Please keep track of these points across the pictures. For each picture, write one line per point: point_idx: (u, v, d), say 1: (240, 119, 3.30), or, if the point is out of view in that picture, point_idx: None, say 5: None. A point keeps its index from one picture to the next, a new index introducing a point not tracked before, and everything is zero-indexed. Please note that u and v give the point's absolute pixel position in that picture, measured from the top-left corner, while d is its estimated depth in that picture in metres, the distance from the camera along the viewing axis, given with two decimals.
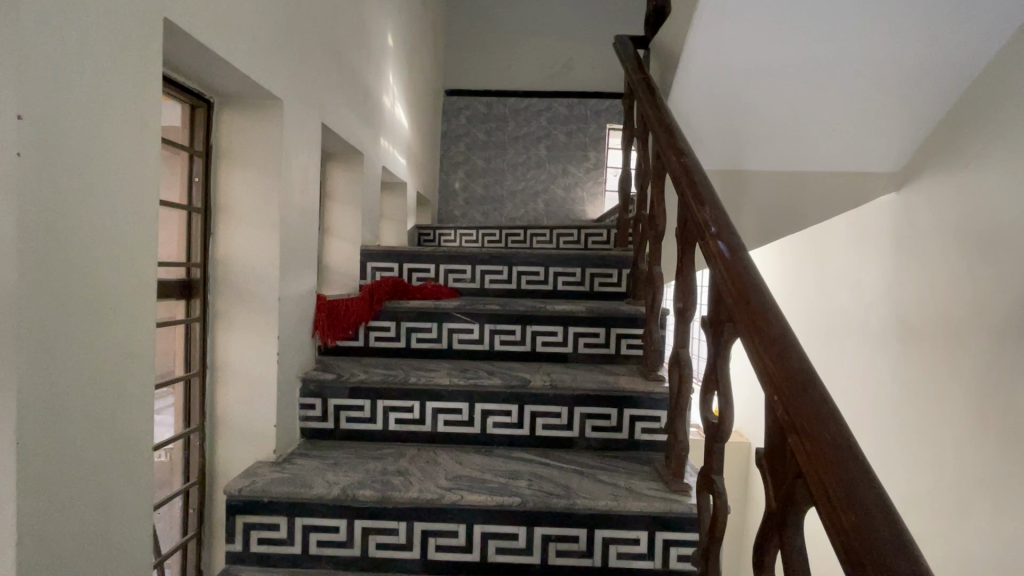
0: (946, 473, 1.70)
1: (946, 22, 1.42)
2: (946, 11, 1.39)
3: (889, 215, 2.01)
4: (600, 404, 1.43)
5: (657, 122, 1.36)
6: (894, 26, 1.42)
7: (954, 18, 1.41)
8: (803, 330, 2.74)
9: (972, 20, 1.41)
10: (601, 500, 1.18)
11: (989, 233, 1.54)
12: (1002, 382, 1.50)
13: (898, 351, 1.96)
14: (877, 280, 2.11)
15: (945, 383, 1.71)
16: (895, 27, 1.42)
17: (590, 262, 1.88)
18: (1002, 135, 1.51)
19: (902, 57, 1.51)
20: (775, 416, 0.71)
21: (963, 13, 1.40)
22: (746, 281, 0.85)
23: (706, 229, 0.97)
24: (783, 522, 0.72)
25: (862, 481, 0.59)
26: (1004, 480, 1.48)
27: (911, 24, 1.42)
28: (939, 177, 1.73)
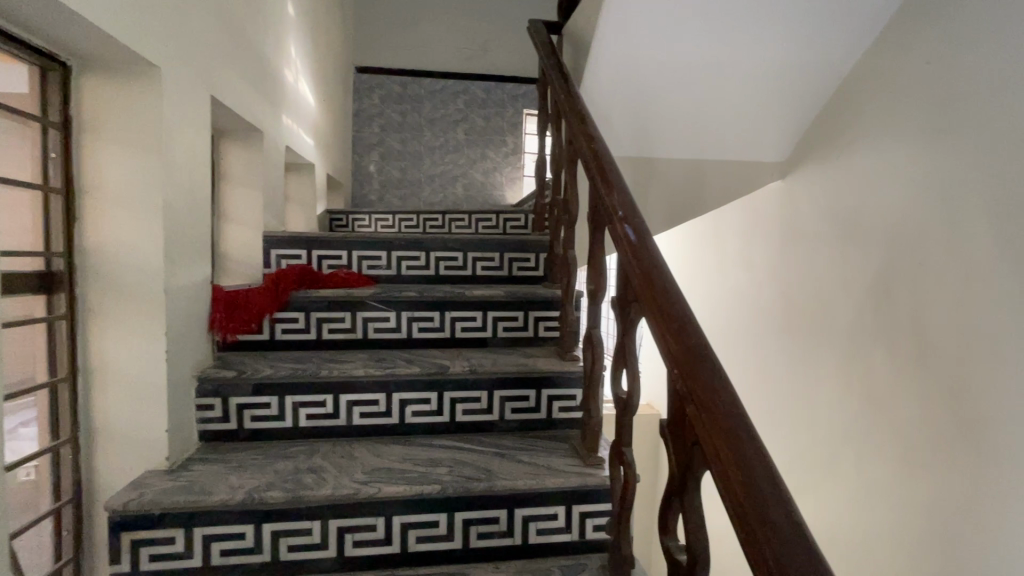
0: (822, 428, 1.93)
1: (816, 25, 1.59)
2: (815, 16, 1.56)
3: (776, 201, 2.21)
4: (520, 387, 1.45)
5: (568, 108, 1.38)
6: (773, 27, 1.57)
7: (821, 23, 1.58)
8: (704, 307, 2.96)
9: (837, 26, 1.60)
10: (521, 480, 1.20)
11: (855, 218, 1.75)
12: (865, 348, 1.72)
13: (782, 323, 2.18)
14: (764, 261, 2.32)
15: (821, 351, 1.94)
16: (776, 28, 1.57)
17: (508, 247, 1.89)
18: (866, 132, 1.71)
19: (782, 53, 1.67)
20: (676, 388, 0.76)
21: (828, 18, 1.57)
22: (650, 264, 0.89)
23: (615, 213, 1.00)
24: (683, 487, 0.77)
25: (748, 445, 0.65)
26: (867, 432, 1.71)
27: (789, 24, 1.56)
28: (817, 167, 1.94)
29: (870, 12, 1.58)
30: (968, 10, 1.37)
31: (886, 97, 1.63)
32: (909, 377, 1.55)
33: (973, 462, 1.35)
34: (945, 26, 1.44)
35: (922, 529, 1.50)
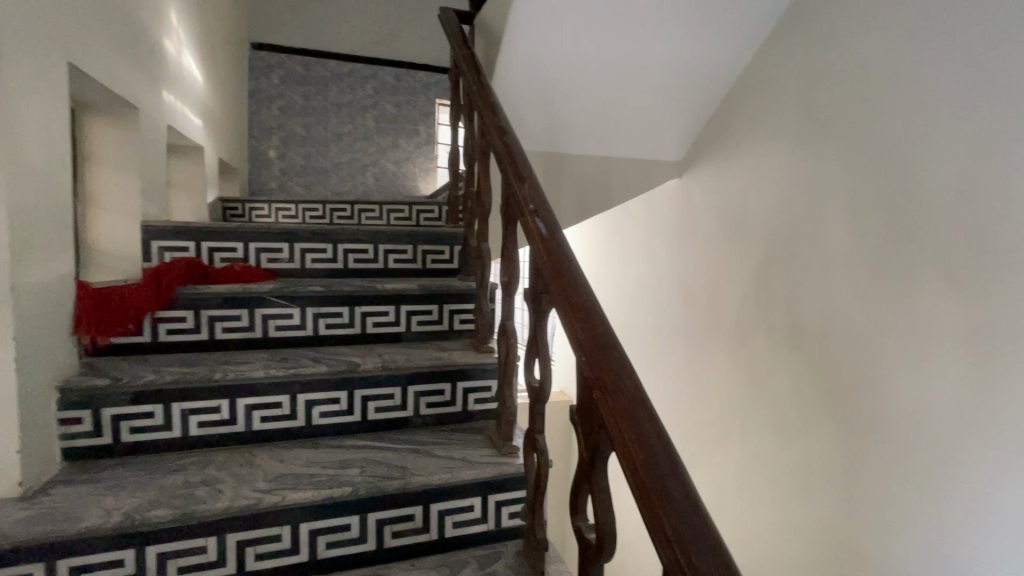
0: (717, 404, 2.15)
1: (703, 35, 1.75)
2: (701, 26, 1.71)
3: (673, 198, 2.38)
4: (434, 381, 1.43)
5: (480, 100, 1.37)
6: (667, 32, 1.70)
7: (707, 33, 1.74)
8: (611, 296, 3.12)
9: (721, 37, 1.77)
10: (437, 474, 1.19)
11: (742, 215, 1.96)
12: (751, 332, 1.94)
13: (681, 310, 2.37)
14: (664, 253, 2.49)
15: (715, 335, 2.14)
16: (669, 33, 1.70)
17: (421, 239, 1.85)
18: (751, 137, 1.91)
19: (676, 59, 1.81)
20: (584, 375, 0.79)
21: (713, 30, 1.74)
22: (560, 257, 0.91)
23: (526, 207, 1.02)
24: (591, 469, 0.81)
25: (648, 425, 0.69)
26: (753, 404, 1.95)
27: (680, 31, 1.71)
28: (710, 167, 2.12)
29: (748, 27, 1.76)
30: (833, 34, 1.58)
31: (768, 105, 1.83)
32: (789, 355, 1.77)
33: (836, 427, 1.59)
34: (816, 46, 1.64)
35: (799, 484, 1.74)
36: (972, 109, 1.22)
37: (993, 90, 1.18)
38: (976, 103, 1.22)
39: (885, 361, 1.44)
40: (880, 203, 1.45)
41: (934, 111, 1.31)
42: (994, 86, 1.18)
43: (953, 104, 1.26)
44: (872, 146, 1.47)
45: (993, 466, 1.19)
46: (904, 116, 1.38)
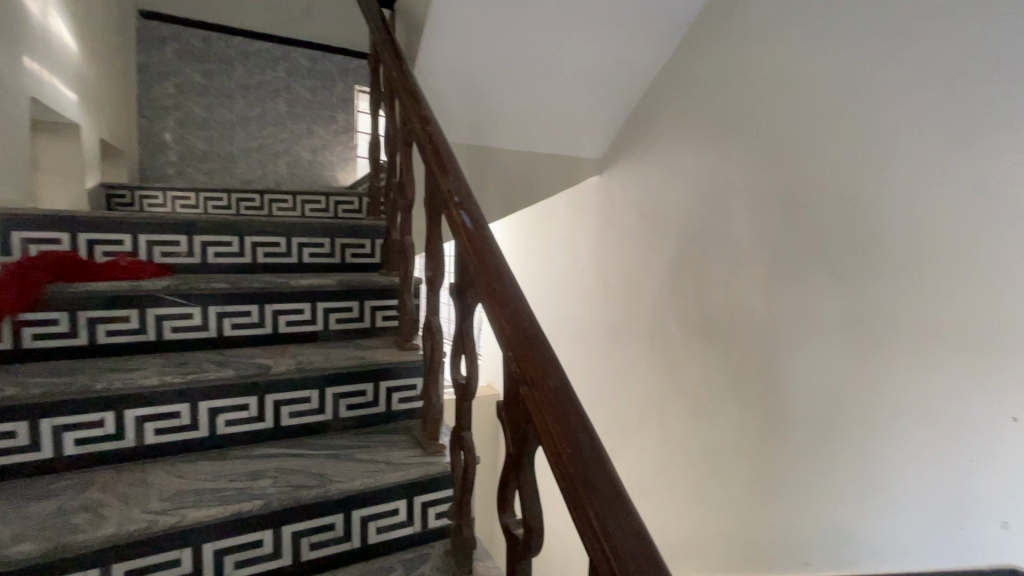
0: (637, 392, 2.27)
1: (617, 35, 1.82)
2: (616, 25, 1.79)
3: (595, 194, 2.45)
4: (355, 382, 1.36)
5: (402, 87, 1.32)
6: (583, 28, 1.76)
7: (621, 33, 1.82)
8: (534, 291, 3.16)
9: (635, 38, 1.85)
10: (359, 479, 1.14)
11: (659, 213, 2.07)
12: (667, 322, 2.07)
13: (603, 303, 2.45)
14: (586, 248, 2.56)
15: (635, 326, 2.25)
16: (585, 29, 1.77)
17: (340, 233, 1.75)
18: (666, 137, 2.02)
19: (594, 55, 1.88)
20: (511, 371, 0.78)
21: (626, 30, 1.82)
22: (486, 251, 0.89)
23: (450, 199, 0.99)
24: (519, 464, 0.80)
25: (575, 419, 0.69)
26: (670, 390, 2.08)
27: (595, 29, 1.78)
28: (629, 166, 2.21)
29: (660, 32, 1.86)
30: (742, 46, 1.70)
31: (683, 109, 1.93)
32: (705, 344, 1.91)
33: (748, 408, 1.76)
34: (727, 56, 1.76)
35: (711, 460, 1.91)
36: (858, 123, 1.40)
37: (879, 108, 1.36)
38: (862, 118, 1.39)
39: (790, 347, 1.62)
40: (784, 204, 1.61)
41: (829, 124, 1.47)
42: (880, 104, 1.35)
43: (844, 119, 1.44)
44: (774, 152, 1.62)
45: (877, 434, 1.40)
46: (804, 126, 1.54)
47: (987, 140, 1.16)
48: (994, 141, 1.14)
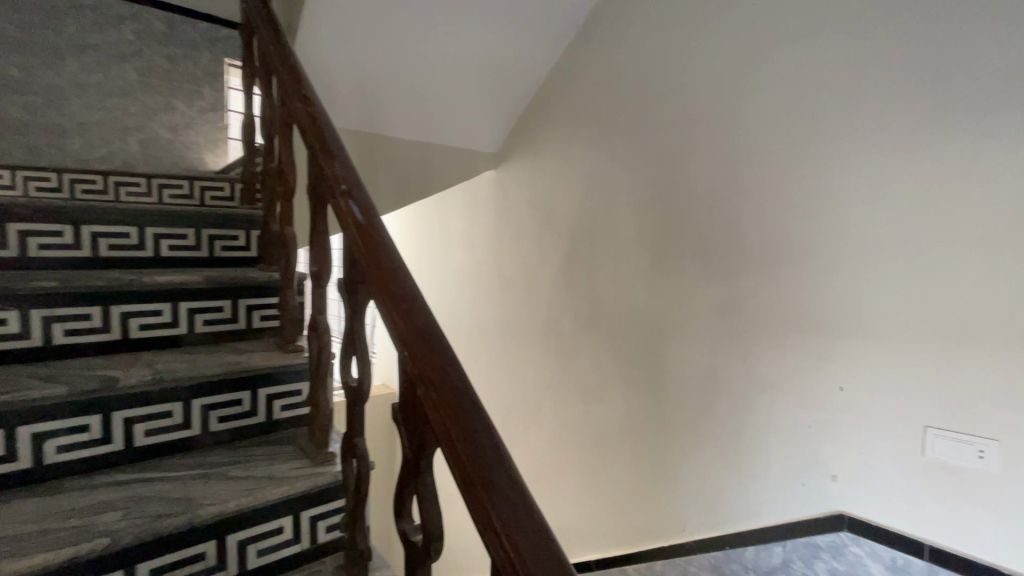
0: (532, 382, 2.33)
1: (509, 26, 1.85)
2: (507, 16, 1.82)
3: (490, 188, 2.46)
4: (229, 390, 1.21)
5: (279, 60, 1.20)
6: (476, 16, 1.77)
7: (513, 25, 1.85)
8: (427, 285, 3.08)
9: (527, 32, 1.90)
10: (236, 500, 1.01)
11: (553, 209, 2.14)
12: (561, 314, 2.15)
13: (499, 296, 2.47)
14: (482, 241, 2.56)
15: (530, 318, 2.31)
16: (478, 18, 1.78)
17: (206, 222, 1.53)
18: (558, 134, 2.09)
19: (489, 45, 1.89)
20: (407, 372, 0.74)
21: (517, 23, 1.85)
22: (378, 244, 0.83)
23: (338, 187, 0.91)
24: (417, 468, 0.77)
25: (475, 418, 0.67)
26: (564, 378, 2.16)
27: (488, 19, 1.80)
28: (524, 161, 2.25)
29: (550, 28, 1.91)
30: (628, 51, 1.82)
31: (576, 108, 2.01)
32: (594, 333, 2.02)
33: (634, 392, 1.89)
34: (616, 61, 1.86)
35: (602, 443, 2.02)
36: (724, 134, 1.60)
37: (739, 122, 1.56)
38: (727, 129, 1.59)
39: (670, 333, 1.77)
40: (665, 203, 1.76)
41: (703, 132, 1.64)
42: (745, 118, 1.55)
43: (711, 129, 1.62)
44: (656, 156, 1.77)
45: (741, 407, 1.60)
46: (682, 132, 1.70)
47: (824, 156, 1.40)
48: (830, 158, 1.39)
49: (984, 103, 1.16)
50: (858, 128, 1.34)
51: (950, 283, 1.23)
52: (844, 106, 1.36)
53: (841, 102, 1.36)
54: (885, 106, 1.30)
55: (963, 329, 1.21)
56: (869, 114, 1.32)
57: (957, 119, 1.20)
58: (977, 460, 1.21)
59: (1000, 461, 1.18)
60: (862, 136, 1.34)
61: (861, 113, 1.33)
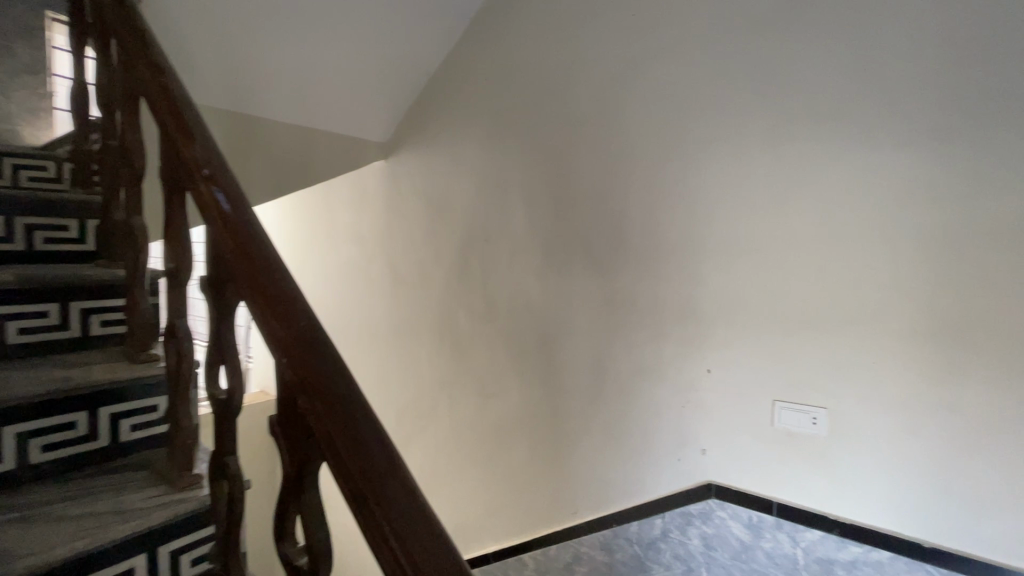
0: (426, 379, 2.28)
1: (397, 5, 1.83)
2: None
3: (378, 179, 2.36)
4: (55, 412, 1.01)
5: (117, 18, 1.02)
6: None
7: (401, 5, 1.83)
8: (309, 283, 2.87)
9: (415, 15, 1.88)
10: (66, 546, 0.84)
11: (444, 202, 2.12)
12: (454, 309, 2.13)
13: (390, 293, 2.39)
14: (370, 236, 2.44)
15: (423, 314, 2.26)
16: None
17: (21, 209, 1.25)
18: (448, 126, 2.08)
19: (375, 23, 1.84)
20: (286, 379, 0.67)
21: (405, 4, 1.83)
22: (249, 237, 0.74)
23: (197, 170, 0.79)
24: (300, 485, 0.70)
25: (366, 426, 0.62)
26: (458, 374, 2.15)
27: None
28: (415, 153, 2.20)
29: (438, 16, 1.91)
30: (516, 48, 1.86)
31: (469, 101, 2.00)
32: (489, 328, 2.03)
33: (528, 384, 1.94)
34: (508, 58, 1.88)
35: (497, 436, 2.05)
36: (606, 135, 1.70)
37: (619, 125, 1.67)
38: (607, 129, 1.70)
39: (560, 326, 1.84)
40: (556, 200, 1.82)
41: (589, 133, 1.73)
42: (625, 121, 1.66)
43: (594, 129, 1.72)
44: (545, 153, 1.83)
45: (623, 392, 1.72)
46: (570, 131, 1.77)
47: (689, 160, 1.56)
48: (695, 162, 1.55)
49: (815, 120, 1.36)
50: (716, 137, 1.51)
51: (790, 275, 1.43)
52: (705, 116, 1.52)
53: (702, 112, 1.53)
54: (739, 118, 1.47)
55: (800, 314, 1.42)
56: (724, 124, 1.49)
57: (795, 133, 1.39)
58: (811, 426, 1.42)
59: (828, 426, 1.40)
60: (720, 144, 1.51)
61: (717, 122, 1.51)
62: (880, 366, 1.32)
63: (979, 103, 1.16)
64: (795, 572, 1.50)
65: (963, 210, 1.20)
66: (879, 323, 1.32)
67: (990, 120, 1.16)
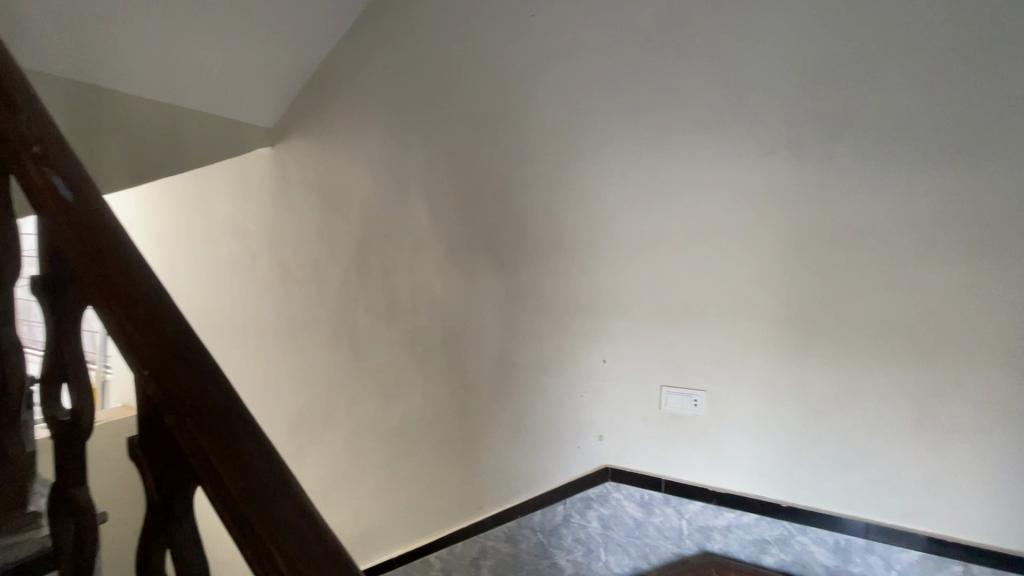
0: (321, 382, 2.15)
1: None
2: None
3: (264, 168, 2.17)
4: None
5: None
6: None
7: None
8: (179, 281, 2.55)
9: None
10: None
11: (339, 194, 2.00)
12: (352, 307, 2.03)
13: (279, 291, 2.21)
14: (255, 229, 2.24)
15: (317, 314, 2.12)
16: None
17: None
18: (344, 115, 1.96)
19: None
20: (148, 395, 0.58)
21: None
22: (99, 230, 0.63)
23: (24, 148, 0.66)
24: (168, 515, 0.61)
25: (248, 442, 0.56)
26: (357, 375, 2.05)
27: None
28: (306, 141, 2.05)
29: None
30: (415, 39, 1.80)
31: (368, 89, 1.90)
32: (391, 326, 1.96)
33: (432, 382, 1.91)
34: (409, 47, 1.82)
35: (400, 437, 1.99)
36: (506, 134, 1.71)
37: (519, 124, 1.70)
38: (508, 127, 1.71)
39: (464, 321, 1.83)
40: (459, 195, 1.80)
41: (490, 130, 1.74)
42: (525, 121, 1.69)
43: (495, 127, 1.73)
44: (446, 149, 1.80)
45: (526, 385, 1.76)
46: (472, 126, 1.76)
47: (585, 162, 1.63)
48: (590, 164, 1.63)
49: (697, 129, 1.49)
50: (609, 140, 1.59)
51: (674, 271, 1.55)
52: (599, 120, 1.60)
53: (597, 116, 1.60)
54: (629, 125, 1.57)
55: (682, 307, 1.55)
56: (616, 130, 1.58)
57: (676, 141, 1.52)
58: (692, 408, 1.56)
59: (706, 406, 1.55)
60: (612, 147, 1.59)
61: (610, 127, 1.59)
62: (747, 351, 1.49)
63: (823, 122, 1.36)
64: (681, 541, 1.63)
65: (808, 214, 1.40)
66: (746, 313, 1.48)
67: (829, 137, 1.36)
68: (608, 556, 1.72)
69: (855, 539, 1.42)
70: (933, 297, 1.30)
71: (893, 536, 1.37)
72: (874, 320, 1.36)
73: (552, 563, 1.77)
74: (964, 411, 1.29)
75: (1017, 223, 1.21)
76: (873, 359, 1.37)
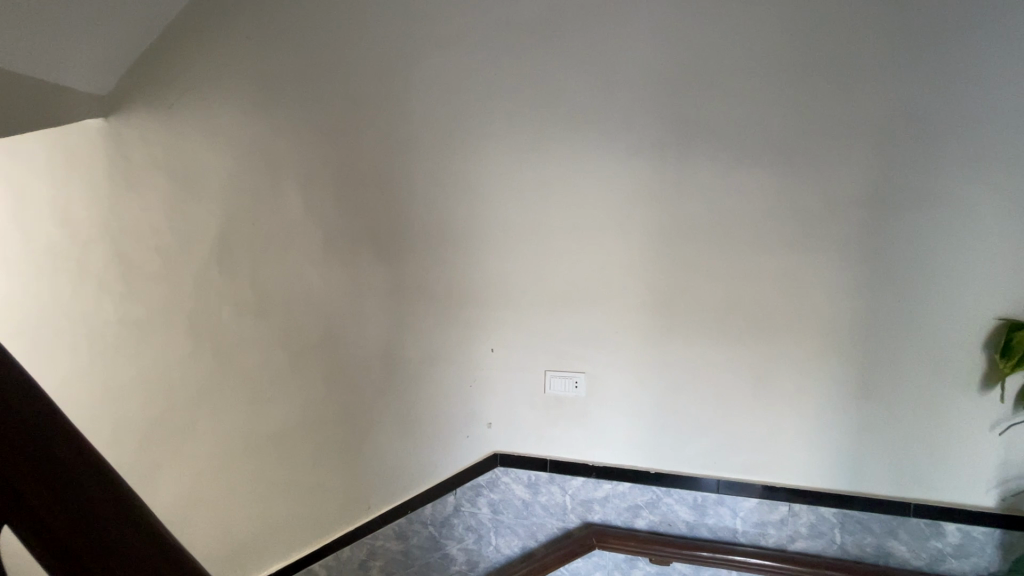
0: (177, 390, 1.89)
1: None
2: None
3: (93, 142, 1.83)
4: None
5: None
6: None
7: None
8: None
9: None
10: None
11: (195, 178, 1.77)
12: (214, 305, 1.81)
13: (118, 288, 1.89)
14: (82, 214, 1.88)
15: (170, 313, 1.86)
16: None
17: None
18: (200, 89, 1.73)
19: None
20: None
21: None
22: None
23: None
24: None
25: (79, 469, 0.48)
26: (222, 380, 1.84)
27: None
28: (150, 114, 1.77)
29: None
30: (287, 11, 1.65)
31: (230, 62, 1.70)
32: (262, 324, 1.79)
33: (311, 382, 1.79)
34: (278, 19, 1.65)
35: (274, 443, 1.83)
36: (389, 121, 1.65)
37: (403, 112, 1.64)
38: (390, 115, 1.65)
39: (346, 317, 1.74)
40: (338, 183, 1.69)
41: (371, 115, 1.65)
42: (409, 109, 1.64)
43: (376, 113, 1.65)
44: (323, 134, 1.68)
45: (413, 379, 1.73)
46: (352, 111, 1.66)
47: (470, 154, 1.63)
48: (476, 157, 1.63)
49: (575, 128, 1.57)
50: (493, 134, 1.61)
51: (556, 262, 1.63)
52: (485, 114, 1.61)
53: (483, 110, 1.61)
54: (513, 120, 1.60)
55: (564, 296, 1.64)
56: (501, 124, 1.60)
57: (557, 138, 1.58)
58: (573, 389, 1.66)
59: (585, 388, 1.65)
60: (496, 140, 1.61)
61: (494, 120, 1.61)
62: (620, 335, 1.62)
63: (682, 129, 1.52)
64: (565, 516, 1.73)
65: (668, 210, 1.55)
66: (620, 300, 1.61)
67: (687, 143, 1.52)
68: (498, 539, 1.77)
69: (708, 495, 1.62)
70: (765, 283, 1.53)
71: (737, 488, 1.60)
72: (722, 304, 1.56)
73: (444, 553, 1.78)
74: (788, 377, 1.54)
75: (824, 220, 1.47)
76: (722, 338, 1.57)
